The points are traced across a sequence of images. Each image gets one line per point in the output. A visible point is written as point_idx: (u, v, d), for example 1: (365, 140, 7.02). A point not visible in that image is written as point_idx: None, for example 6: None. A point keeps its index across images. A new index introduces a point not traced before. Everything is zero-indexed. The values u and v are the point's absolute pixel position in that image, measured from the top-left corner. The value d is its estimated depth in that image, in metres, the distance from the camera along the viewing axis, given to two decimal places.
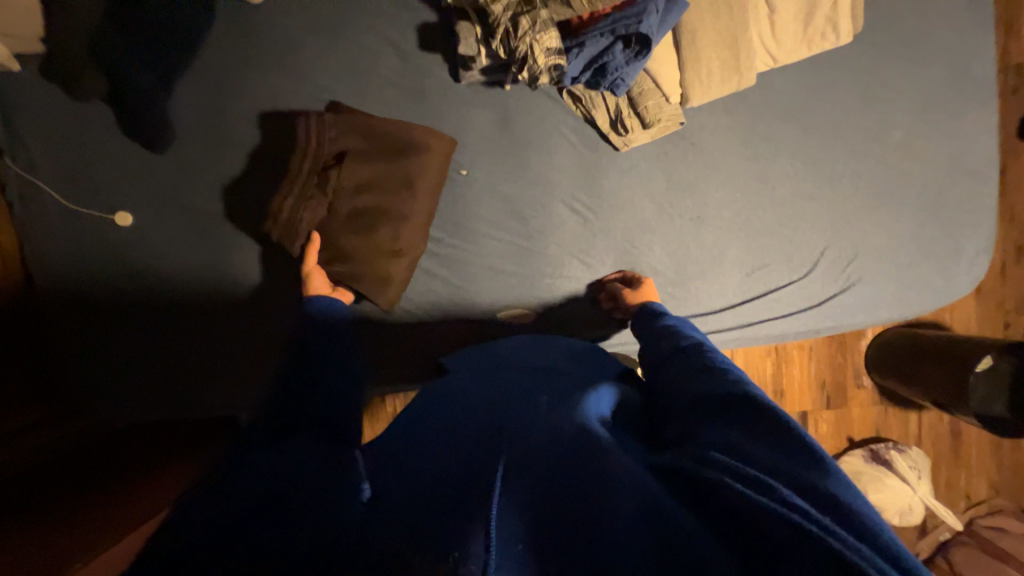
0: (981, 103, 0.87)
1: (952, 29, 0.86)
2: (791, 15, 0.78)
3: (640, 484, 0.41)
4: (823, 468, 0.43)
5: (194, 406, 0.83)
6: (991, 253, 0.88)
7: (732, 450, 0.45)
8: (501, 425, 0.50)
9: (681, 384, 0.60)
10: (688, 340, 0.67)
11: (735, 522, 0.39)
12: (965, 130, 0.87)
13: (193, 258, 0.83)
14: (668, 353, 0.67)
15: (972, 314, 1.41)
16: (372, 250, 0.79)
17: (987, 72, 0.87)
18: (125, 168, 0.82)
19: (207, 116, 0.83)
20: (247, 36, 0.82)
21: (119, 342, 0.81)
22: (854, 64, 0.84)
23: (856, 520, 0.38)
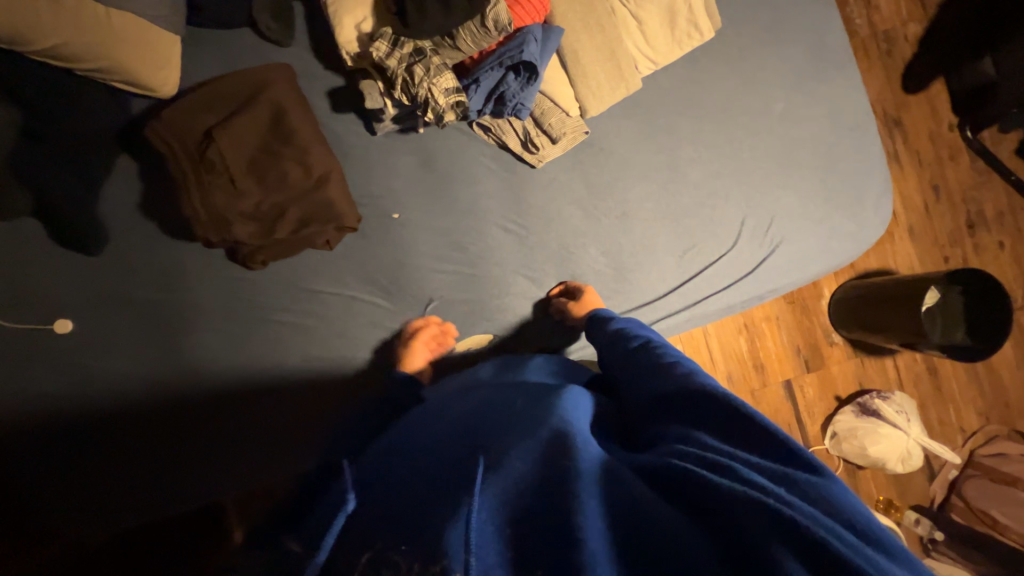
0: (848, 67, 0.94)
1: (812, 5, 0.93)
2: (664, 16, 0.83)
3: (618, 489, 0.44)
4: (779, 447, 0.46)
5: (183, 496, 0.83)
6: (891, 194, 0.93)
7: (698, 444, 0.49)
8: (462, 464, 0.48)
9: (640, 383, 0.63)
10: (638, 340, 0.70)
11: (708, 506, 0.42)
12: (844, 91, 0.93)
13: (146, 352, 0.83)
14: (625, 354, 0.70)
15: (910, 252, 1.52)
16: (300, 190, 0.80)
17: (843, 40, 0.94)
18: (59, 274, 0.82)
19: (134, 208, 0.84)
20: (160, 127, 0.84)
21: (93, 455, 0.81)
22: (733, 51, 0.90)
23: (814, 494, 0.42)
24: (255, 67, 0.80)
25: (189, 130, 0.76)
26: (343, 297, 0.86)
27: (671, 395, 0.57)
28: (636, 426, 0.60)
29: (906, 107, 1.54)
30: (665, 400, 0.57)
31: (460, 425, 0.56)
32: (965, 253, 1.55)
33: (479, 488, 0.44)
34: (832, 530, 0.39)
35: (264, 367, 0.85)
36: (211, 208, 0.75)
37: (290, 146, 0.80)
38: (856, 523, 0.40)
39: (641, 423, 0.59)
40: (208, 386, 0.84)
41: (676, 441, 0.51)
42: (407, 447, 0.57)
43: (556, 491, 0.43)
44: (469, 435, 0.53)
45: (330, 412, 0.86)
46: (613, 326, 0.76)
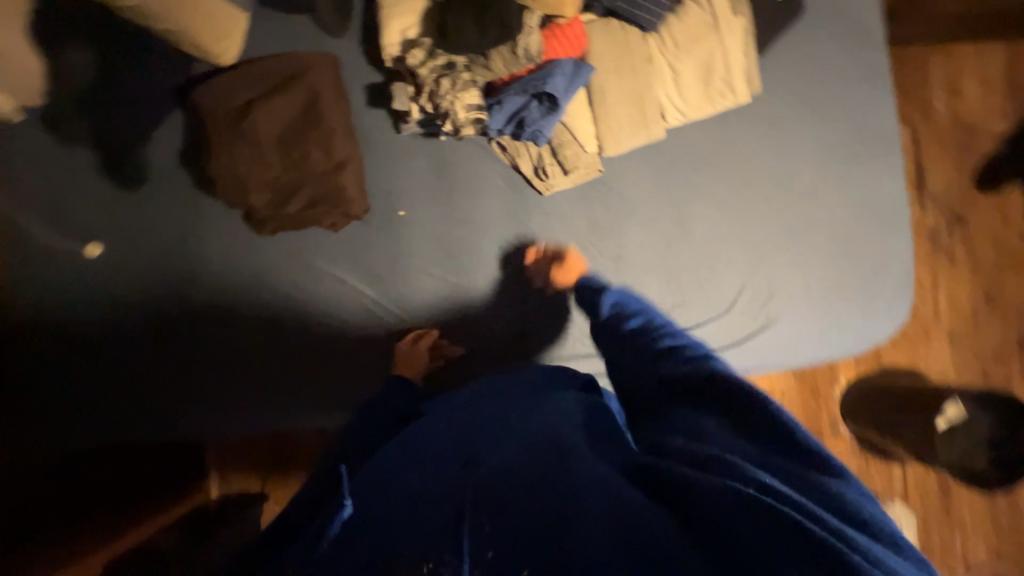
0: (890, 156, 0.90)
1: (864, 88, 0.90)
2: (701, 72, 0.83)
3: (606, 484, 0.45)
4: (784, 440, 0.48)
5: (169, 428, 0.90)
6: (905, 295, 0.88)
7: (700, 443, 0.49)
8: (440, 494, 0.49)
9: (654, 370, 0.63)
10: (638, 322, 0.71)
11: (691, 506, 0.41)
12: (878, 181, 0.90)
13: (157, 289, 0.90)
14: (625, 337, 0.69)
15: (950, 361, 1.37)
16: (315, 171, 0.86)
17: (891, 128, 0.91)
18: (100, 203, 0.90)
19: (172, 157, 0.91)
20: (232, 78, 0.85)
21: (106, 368, 0.89)
22: (771, 119, 0.88)
23: (809, 483, 0.43)
24: (301, 54, 0.87)
25: (231, 100, 0.84)
26: (337, 278, 0.91)
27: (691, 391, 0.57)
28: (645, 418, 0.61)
29: (975, 207, 1.40)
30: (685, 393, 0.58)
31: (431, 450, 0.57)
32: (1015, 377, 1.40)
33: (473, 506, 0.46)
34: (819, 518, 0.39)
35: (254, 327, 0.90)
36: (234, 174, 0.84)
37: (319, 128, 0.86)
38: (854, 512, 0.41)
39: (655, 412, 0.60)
40: (219, 332, 0.90)
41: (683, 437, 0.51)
42: (399, 453, 0.58)
43: (549, 495, 0.45)
44: (459, 445, 0.56)
45: (301, 383, 0.90)
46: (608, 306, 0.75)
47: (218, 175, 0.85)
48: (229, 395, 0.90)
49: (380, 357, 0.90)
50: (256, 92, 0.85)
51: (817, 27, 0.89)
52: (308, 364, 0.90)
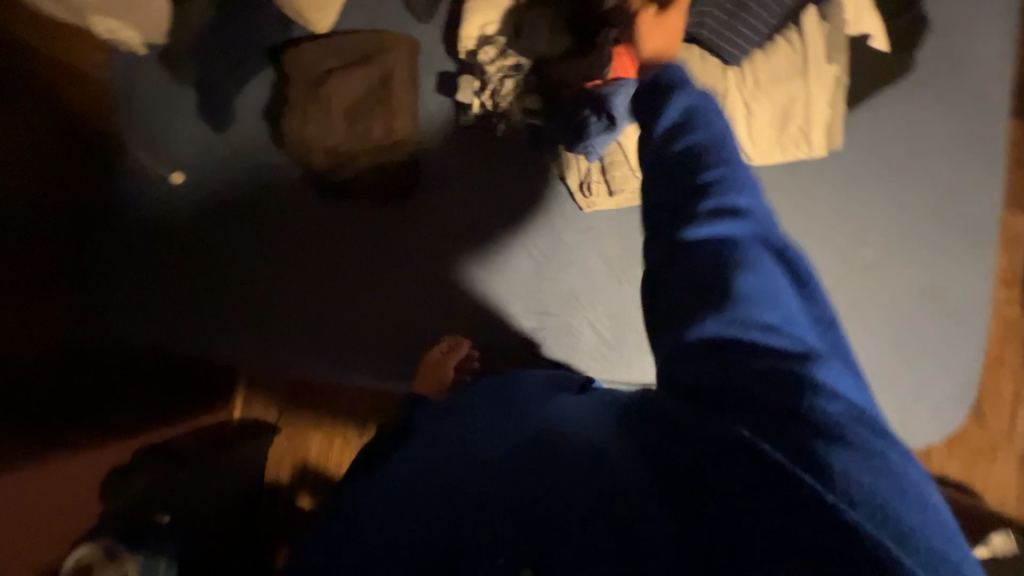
0: (968, 242, 0.84)
1: (952, 165, 0.84)
2: (779, 116, 0.78)
3: (604, 466, 0.46)
4: (812, 328, 0.45)
5: (214, 345, 1.03)
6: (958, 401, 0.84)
7: (727, 357, 0.44)
8: (442, 478, 0.55)
9: (695, 194, 0.49)
10: (703, 134, 0.52)
11: (693, 489, 0.40)
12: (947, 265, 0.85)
13: (224, 224, 1.01)
14: (678, 172, 0.51)
15: None
16: (368, 145, 0.90)
17: (976, 212, 0.84)
18: (193, 139, 1.01)
19: (258, 109, 1.00)
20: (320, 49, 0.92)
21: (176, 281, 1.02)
22: (844, 179, 0.84)
23: (831, 386, 0.42)
24: (381, 34, 0.92)
25: (314, 67, 0.91)
26: (379, 251, 0.97)
27: (735, 239, 0.48)
28: (658, 261, 0.50)
29: None
30: (728, 239, 0.48)
31: (429, 456, 0.61)
32: None
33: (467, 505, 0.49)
34: (858, 480, 0.37)
35: (298, 279, 0.99)
36: (302, 135, 0.92)
37: (384, 104, 0.91)
38: (873, 419, 0.41)
39: (678, 251, 0.49)
40: (271, 273, 1.00)
41: (713, 317, 0.45)
42: (411, 464, 0.63)
43: (536, 491, 0.47)
44: (449, 447, 0.60)
45: (330, 335, 1.00)
46: (672, 111, 0.54)
47: (289, 132, 0.93)
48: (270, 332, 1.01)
49: (404, 332, 0.97)
50: (335, 63, 0.91)
51: (916, 93, 0.84)
52: (342, 323, 0.99)
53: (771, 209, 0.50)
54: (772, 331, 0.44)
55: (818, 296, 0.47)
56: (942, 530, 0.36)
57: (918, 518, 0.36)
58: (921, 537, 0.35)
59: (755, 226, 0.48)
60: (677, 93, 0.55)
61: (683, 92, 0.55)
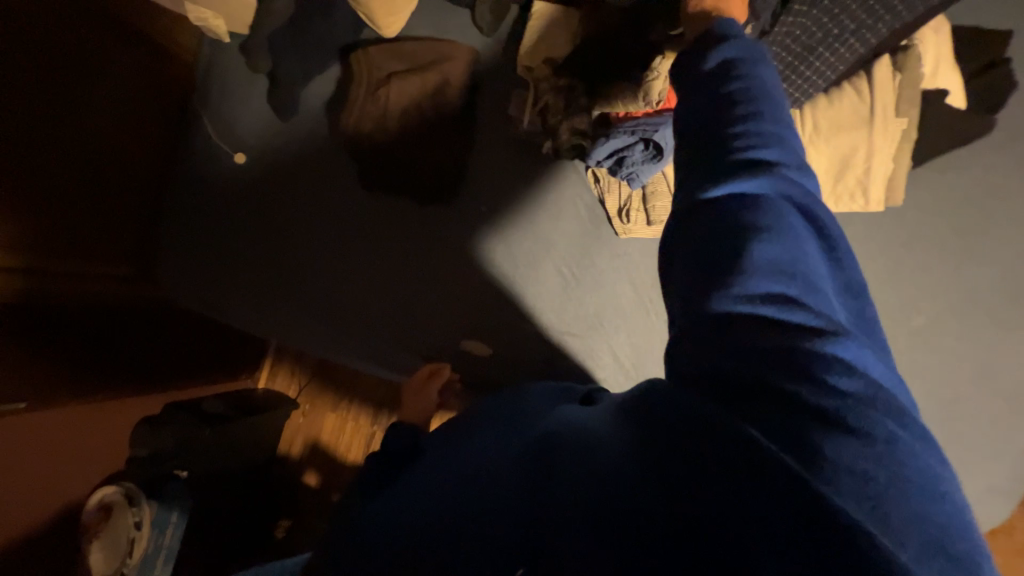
0: None
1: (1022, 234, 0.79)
2: (838, 164, 0.75)
3: (599, 468, 0.44)
4: (835, 297, 0.43)
5: (248, 318, 1.07)
6: (993, 487, 0.80)
7: (737, 326, 0.42)
8: (446, 496, 0.55)
9: (723, 149, 0.47)
10: (741, 84, 0.49)
11: (678, 477, 0.40)
12: (1004, 342, 0.79)
13: (273, 205, 1.05)
14: (708, 127, 0.49)
15: None
16: (423, 151, 0.96)
17: None
18: (257, 123, 1.07)
19: (321, 102, 1.05)
20: (383, 53, 0.96)
21: (216, 251, 1.05)
22: (899, 237, 0.79)
23: (846, 364, 0.39)
24: (444, 41, 0.96)
25: (375, 69, 0.96)
26: (417, 252, 0.99)
27: (763, 198, 0.45)
28: (678, 228, 0.48)
29: None
30: (755, 198, 0.45)
31: (438, 473, 0.60)
32: None
33: (468, 521, 0.48)
34: (859, 470, 0.35)
35: (336, 269, 1.02)
36: (359, 133, 0.97)
37: (439, 113, 0.95)
38: (890, 401, 0.38)
39: (699, 213, 0.46)
40: (309, 257, 1.03)
41: (725, 284, 0.43)
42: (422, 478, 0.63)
43: (538, 504, 0.46)
44: (455, 463, 0.60)
45: (358, 326, 1.02)
46: (712, 64, 0.51)
47: (347, 129, 0.98)
48: (300, 313, 1.04)
49: (431, 334, 0.99)
50: (396, 68, 0.96)
51: (990, 156, 0.79)
52: (373, 317, 1.01)
53: (807, 164, 0.47)
54: (788, 301, 0.41)
55: (842, 262, 0.44)
56: (952, 521, 0.34)
57: (923, 502, 0.34)
58: (924, 523, 0.33)
59: (784, 184, 0.45)
60: (721, 44, 0.52)
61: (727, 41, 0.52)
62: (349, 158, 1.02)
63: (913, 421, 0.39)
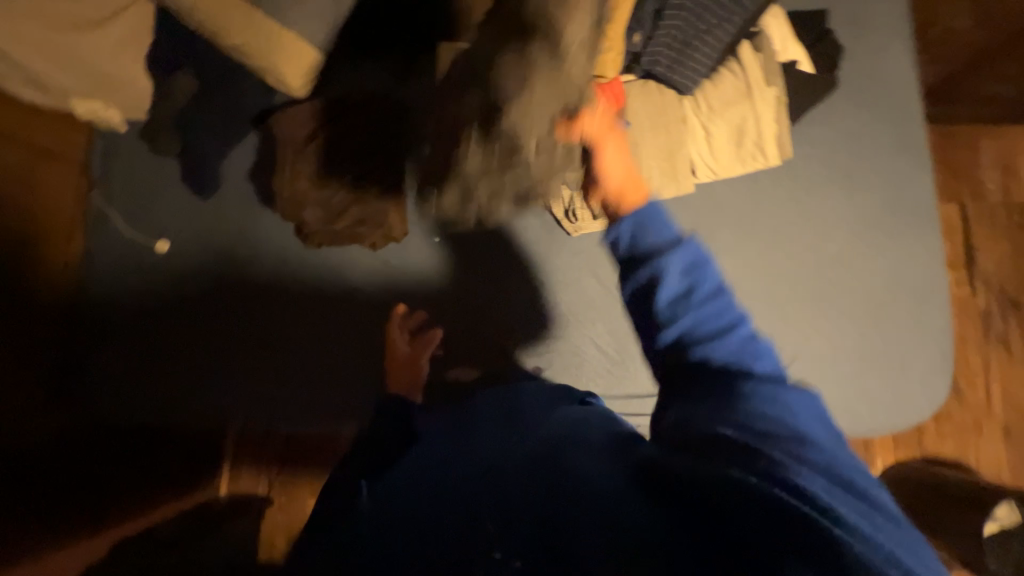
0: (918, 228, 0.92)
1: (890, 161, 0.93)
2: (734, 134, 0.88)
3: (606, 486, 0.48)
4: (806, 419, 0.52)
5: (191, 416, 0.98)
6: (942, 374, 0.89)
7: (727, 430, 0.51)
8: (443, 488, 0.54)
9: (699, 346, 0.60)
10: (707, 302, 0.62)
11: (694, 501, 0.44)
12: (906, 251, 0.92)
13: (205, 285, 1.01)
14: (687, 333, 0.62)
15: (1001, 458, 1.29)
16: (365, 197, 0.96)
17: (922, 200, 0.93)
18: (177, 207, 1.03)
19: (245, 174, 1.03)
20: (303, 113, 0.96)
21: (151, 347, 0.99)
22: (794, 182, 0.92)
23: (820, 461, 0.48)
24: (364, 92, 0.98)
25: (298, 126, 0.95)
26: (381, 296, 1.00)
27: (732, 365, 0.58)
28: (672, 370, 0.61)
29: None
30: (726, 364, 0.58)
31: (435, 464, 0.60)
32: None
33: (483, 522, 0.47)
34: (850, 524, 0.41)
35: (295, 332, 0.99)
36: (292, 192, 0.95)
37: (374, 157, 0.97)
38: (859, 488, 0.46)
39: (684, 372, 0.60)
40: (259, 329, 0.99)
41: (715, 405, 0.54)
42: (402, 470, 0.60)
43: (552, 498, 0.48)
44: (462, 464, 0.57)
45: (333, 383, 0.98)
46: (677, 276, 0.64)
47: (279, 190, 0.96)
48: (259, 389, 0.98)
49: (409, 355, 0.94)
50: (320, 124, 0.96)
51: (847, 107, 0.95)
52: (349, 372, 0.98)
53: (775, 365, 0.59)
54: (764, 414, 0.52)
55: (808, 402, 0.54)
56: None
57: (905, 558, 0.40)
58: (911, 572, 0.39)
59: (748, 360, 0.59)
60: (673, 267, 0.64)
61: (677, 263, 0.64)
62: (288, 219, 0.99)
63: (886, 508, 0.46)
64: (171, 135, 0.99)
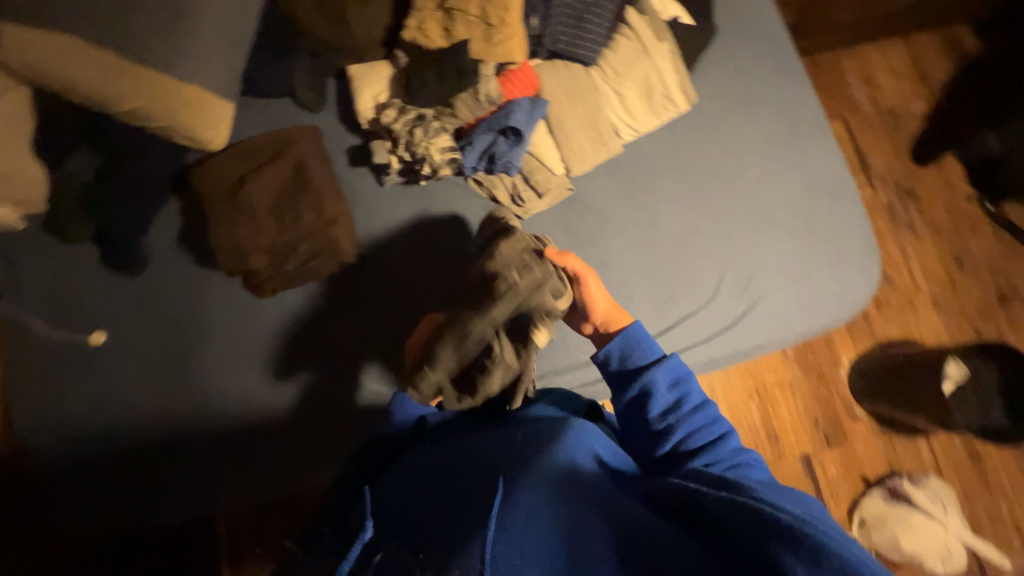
0: (819, 137, 1.02)
1: (780, 86, 1.04)
2: (643, 91, 0.95)
3: (616, 501, 0.56)
4: (799, 500, 0.57)
5: (175, 507, 0.90)
6: (871, 255, 0.98)
7: (723, 482, 0.58)
8: (458, 491, 0.60)
9: (692, 452, 0.66)
10: (694, 409, 0.69)
11: (690, 518, 0.54)
12: (814, 158, 1.01)
13: (156, 365, 0.93)
14: (679, 439, 0.67)
15: (940, 326, 1.45)
16: (308, 232, 0.94)
17: (815, 113, 1.04)
18: (101, 294, 0.95)
19: (170, 241, 0.97)
20: (228, 163, 0.94)
21: (110, 444, 0.90)
22: (706, 121, 1.00)
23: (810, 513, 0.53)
24: (286, 129, 0.98)
25: (225, 174, 0.94)
26: (345, 325, 0.95)
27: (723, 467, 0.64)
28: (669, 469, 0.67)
29: (922, 180, 1.53)
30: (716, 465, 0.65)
31: (443, 469, 0.64)
32: (1008, 328, 1.44)
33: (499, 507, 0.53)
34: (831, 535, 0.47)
35: (264, 387, 0.94)
36: (232, 243, 0.92)
37: (310, 191, 0.95)
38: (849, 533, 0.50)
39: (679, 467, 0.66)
40: (226, 396, 0.93)
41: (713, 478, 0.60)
42: (412, 466, 0.67)
43: (575, 522, 0.53)
44: (471, 467, 0.62)
45: (317, 429, 0.93)
46: (666, 389, 0.70)
47: (217, 244, 0.92)
48: (239, 458, 0.91)
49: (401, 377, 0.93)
50: (248, 170, 0.95)
51: (732, 46, 1.05)
52: (334, 415, 0.93)
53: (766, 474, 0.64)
54: (758, 484, 0.58)
55: (801, 495, 0.59)
56: None
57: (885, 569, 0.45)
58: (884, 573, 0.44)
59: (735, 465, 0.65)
60: (662, 380, 0.70)
61: (665, 375, 0.70)
62: (230, 271, 0.94)
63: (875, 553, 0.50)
64: (80, 218, 0.92)
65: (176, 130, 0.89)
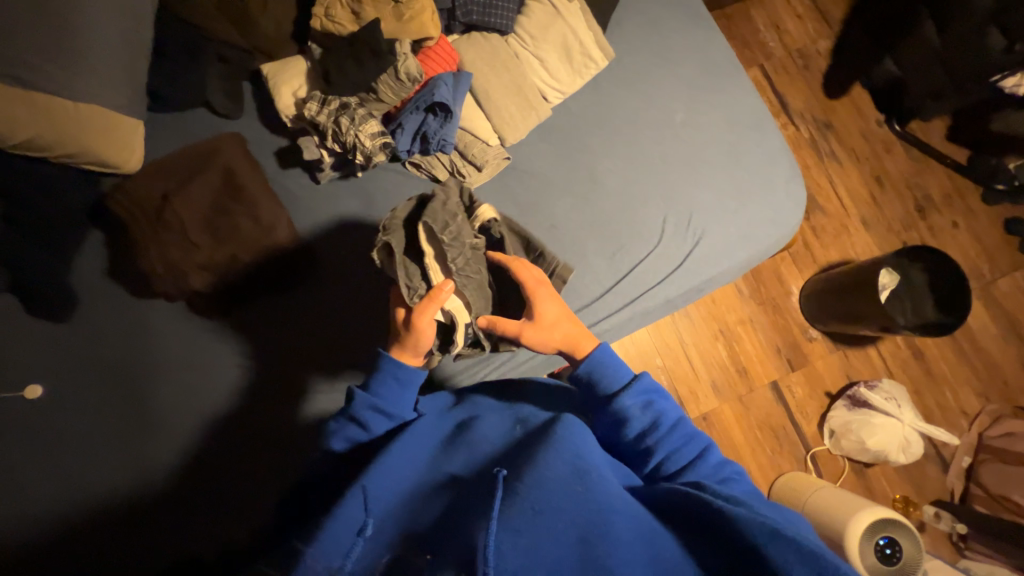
0: (733, 76, 1.07)
1: (691, 32, 1.08)
2: (562, 52, 0.97)
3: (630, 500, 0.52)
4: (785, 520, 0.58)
5: (159, 546, 0.86)
6: (797, 177, 1.04)
7: (718, 495, 0.57)
8: (455, 510, 0.54)
9: (678, 468, 0.66)
10: (674, 425, 0.69)
11: (695, 521, 0.51)
12: (731, 97, 1.06)
13: (108, 408, 0.89)
14: (662, 457, 0.67)
15: (870, 242, 1.57)
16: (246, 238, 0.92)
17: (726, 55, 1.09)
18: (34, 345, 0.89)
19: (103, 278, 0.92)
20: (149, 185, 0.91)
21: (74, 500, 0.85)
22: (628, 76, 1.04)
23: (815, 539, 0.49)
24: (203, 141, 0.95)
25: (147, 197, 0.90)
26: (308, 331, 0.94)
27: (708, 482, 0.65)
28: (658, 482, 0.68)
29: (835, 110, 1.64)
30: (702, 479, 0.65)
31: (434, 495, 0.59)
32: (928, 234, 1.58)
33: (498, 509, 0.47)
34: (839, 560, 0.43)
35: (232, 409, 0.91)
36: (168, 264, 0.89)
37: (241, 199, 0.93)
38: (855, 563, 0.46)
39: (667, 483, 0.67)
40: (190, 424, 0.90)
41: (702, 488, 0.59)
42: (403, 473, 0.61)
43: (588, 512, 0.48)
44: (464, 491, 0.57)
45: (296, 442, 0.90)
46: (640, 412, 0.70)
47: (153, 268, 0.89)
48: (217, 484, 0.89)
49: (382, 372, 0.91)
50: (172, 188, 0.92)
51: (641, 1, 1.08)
52: (310, 423, 0.91)
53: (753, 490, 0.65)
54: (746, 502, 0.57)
55: (787, 516, 0.59)
56: None
57: None
58: None
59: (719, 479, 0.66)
60: (635, 404, 0.70)
61: (636, 398, 0.71)
62: (173, 296, 0.91)
63: None
64: None
65: (86, 158, 0.83)
